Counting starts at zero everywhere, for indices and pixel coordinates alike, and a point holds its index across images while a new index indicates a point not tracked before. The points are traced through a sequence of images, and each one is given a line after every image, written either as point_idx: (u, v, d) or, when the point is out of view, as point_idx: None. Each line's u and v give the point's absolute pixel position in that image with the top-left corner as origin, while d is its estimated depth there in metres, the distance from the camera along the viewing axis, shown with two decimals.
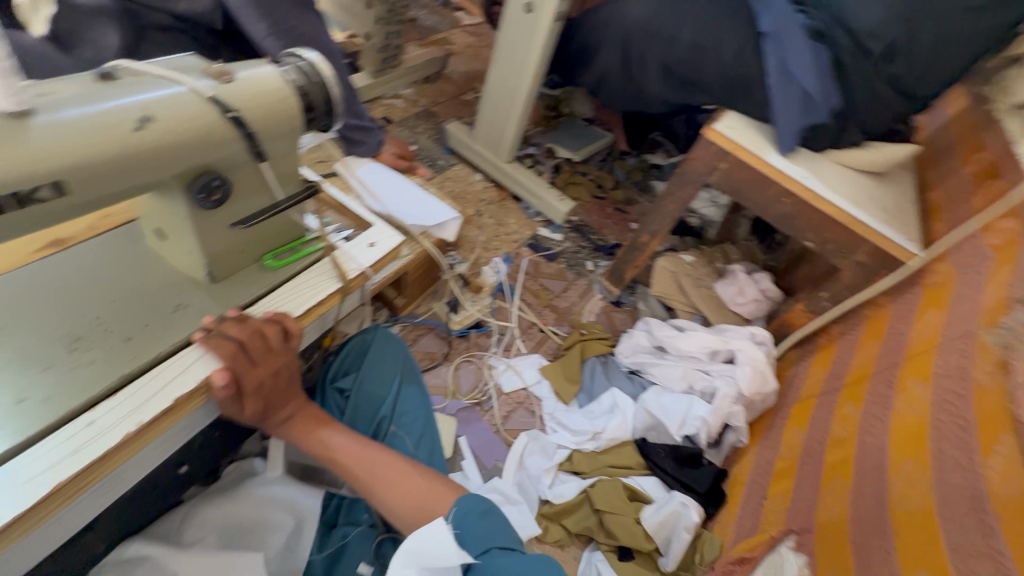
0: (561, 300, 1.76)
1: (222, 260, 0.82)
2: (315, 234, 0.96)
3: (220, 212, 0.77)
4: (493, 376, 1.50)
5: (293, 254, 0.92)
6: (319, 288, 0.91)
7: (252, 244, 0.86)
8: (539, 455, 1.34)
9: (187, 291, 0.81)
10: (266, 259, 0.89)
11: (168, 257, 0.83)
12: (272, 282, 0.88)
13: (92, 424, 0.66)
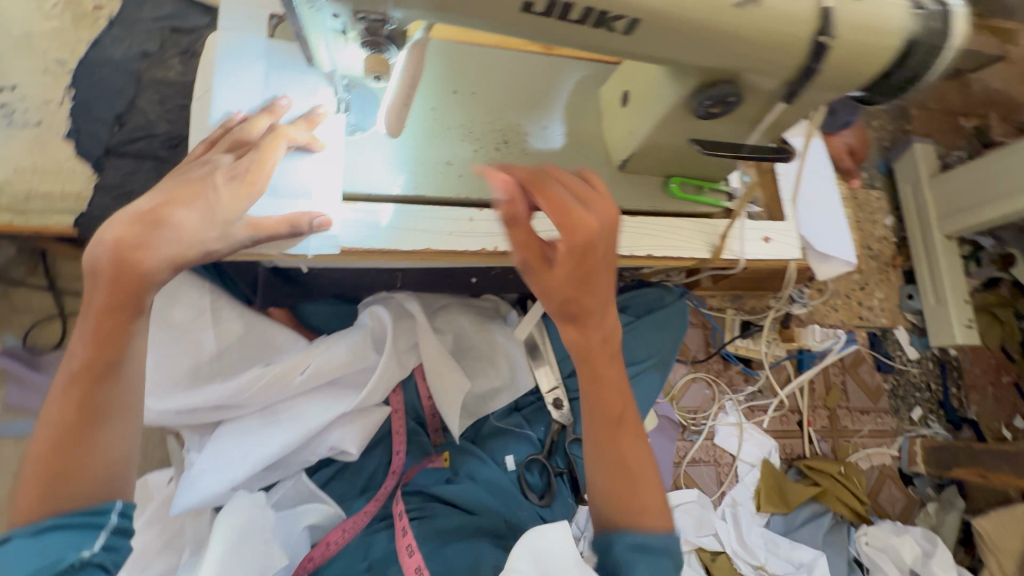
0: (847, 416, 1.39)
1: (645, 158, 0.75)
2: (728, 188, 0.82)
3: (694, 123, 0.66)
4: (718, 419, 1.28)
5: (695, 193, 0.81)
6: (690, 247, 0.80)
7: (678, 163, 0.76)
8: (692, 521, 1.17)
9: (596, 162, 0.78)
10: (672, 182, 0.79)
11: (606, 121, 0.78)
12: (657, 206, 0.79)
13: (471, 221, 0.71)
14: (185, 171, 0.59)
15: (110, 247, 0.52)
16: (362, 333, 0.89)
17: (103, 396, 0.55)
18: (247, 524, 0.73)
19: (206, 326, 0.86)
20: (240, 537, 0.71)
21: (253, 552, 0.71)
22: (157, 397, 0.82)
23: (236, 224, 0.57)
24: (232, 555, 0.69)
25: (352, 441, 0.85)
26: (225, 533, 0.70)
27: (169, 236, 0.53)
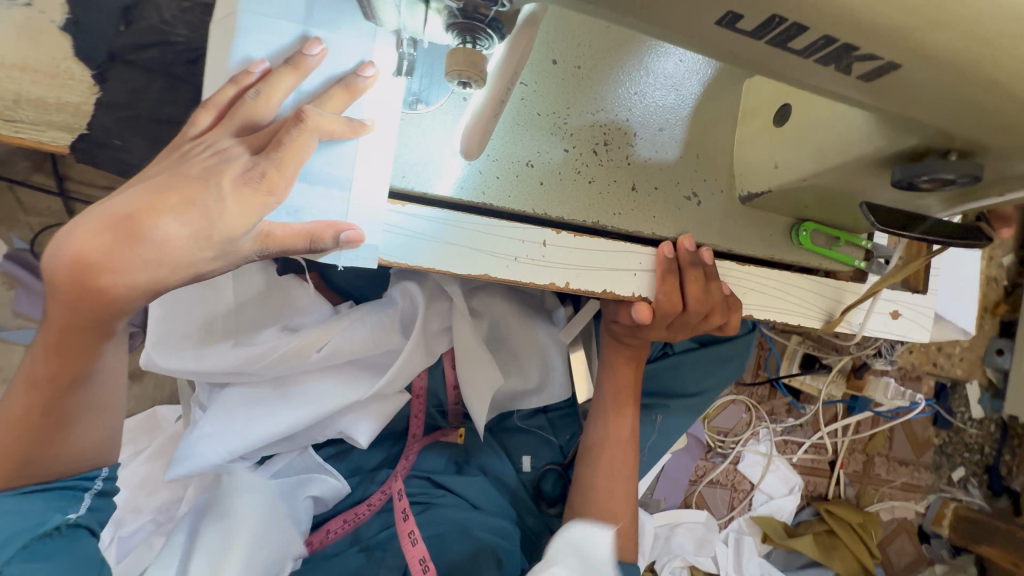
0: (884, 464, 1.28)
1: (779, 197, 0.60)
2: (869, 244, 0.65)
3: (868, 172, 0.50)
4: (745, 445, 1.19)
5: (825, 245, 0.65)
6: (799, 314, 0.64)
7: (818, 206, 0.60)
8: (692, 540, 1.14)
9: (711, 186, 0.62)
10: (802, 229, 0.63)
11: (741, 142, 0.62)
12: (775, 255, 0.64)
13: (543, 247, 0.57)
14: (183, 155, 0.46)
15: (68, 262, 0.41)
16: (391, 314, 0.78)
17: (74, 400, 0.52)
18: (273, 510, 0.72)
19: (223, 277, 0.75)
20: (273, 519, 0.71)
21: (278, 534, 0.71)
22: (163, 352, 0.72)
23: (242, 241, 0.45)
24: (263, 537, 0.68)
25: (362, 431, 0.77)
26: (257, 514, 0.70)
27: (148, 256, 0.42)
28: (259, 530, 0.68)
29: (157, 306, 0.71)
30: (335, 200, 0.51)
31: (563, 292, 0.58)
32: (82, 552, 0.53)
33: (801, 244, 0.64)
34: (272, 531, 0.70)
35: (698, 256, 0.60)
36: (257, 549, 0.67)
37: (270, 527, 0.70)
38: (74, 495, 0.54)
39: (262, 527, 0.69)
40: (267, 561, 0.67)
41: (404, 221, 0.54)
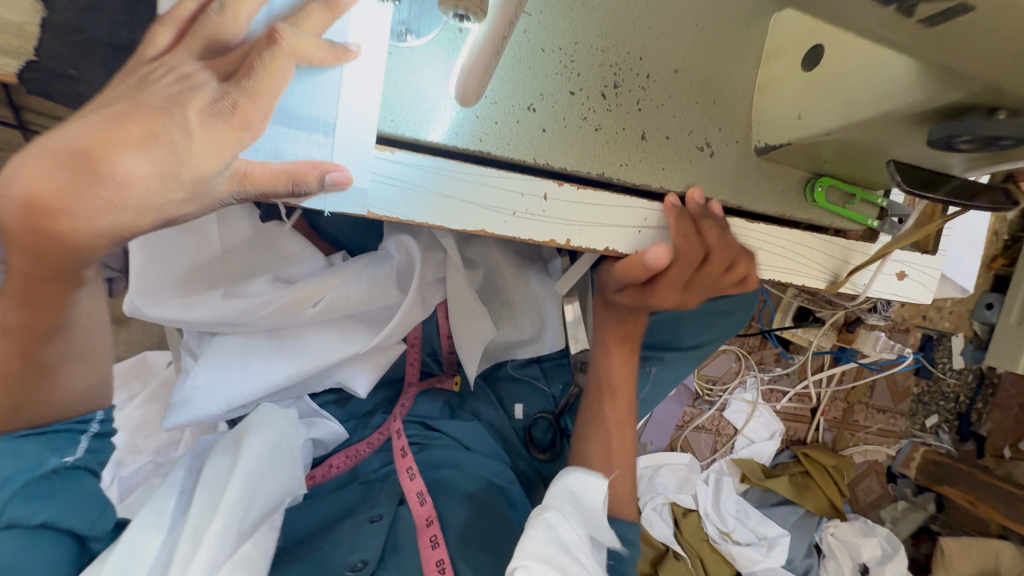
0: (863, 412, 1.33)
1: (800, 150, 0.57)
2: (888, 200, 0.63)
3: (901, 128, 0.47)
4: (733, 392, 1.22)
5: (843, 202, 0.62)
6: (808, 277, 0.63)
7: (842, 160, 0.58)
8: (675, 480, 1.20)
9: (728, 136, 0.59)
10: (819, 184, 0.62)
11: (764, 86, 0.58)
12: (786, 212, 0.61)
13: (545, 201, 0.54)
14: (141, 78, 0.40)
15: (19, 203, 0.36)
16: (388, 268, 0.75)
17: (54, 349, 0.49)
18: (278, 450, 0.63)
19: (209, 223, 0.69)
20: (269, 459, 0.62)
21: (277, 471, 0.62)
22: (148, 300, 0.67)
23: (216, 182, 0.41)
24: (253, 483, 0.58)
25: (361, 382, 0.77)
26: (254, 452, 0.60)
27: (109, 197, 0.37)
28: (248, 470, 0.58)
29: (139, 249, 0.64)
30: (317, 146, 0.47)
31: (565, 250, 0.56)
32: (81, 493, 0.52)
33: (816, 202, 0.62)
34: (260, 465, 0.61)
35: (709, 213, 0.57)
36: (252, 487, 0.58)
37: (264, 464, 0.60)
38: (69, 437, 0.52)
39: (253, 469, 0.59)
40: (263, 506, 0.59)
41: (393, 172, 0.50)
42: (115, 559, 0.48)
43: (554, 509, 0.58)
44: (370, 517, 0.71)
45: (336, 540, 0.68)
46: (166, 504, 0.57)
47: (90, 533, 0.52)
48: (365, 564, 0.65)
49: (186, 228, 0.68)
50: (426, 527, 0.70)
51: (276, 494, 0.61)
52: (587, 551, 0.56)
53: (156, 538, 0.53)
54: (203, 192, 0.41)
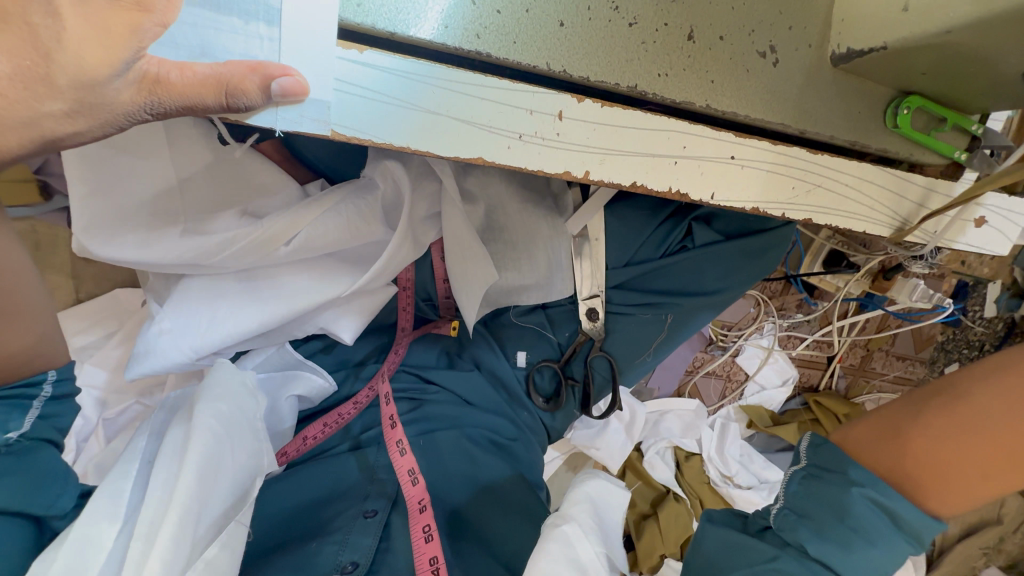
0: (881, 359, 1.23)
1: (879, 61, 0.49)
2: (983, 129, 0.55)
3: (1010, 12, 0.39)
4: (748, 338, 1.15)
5: (926, 132, 0.55)
6: (867, 220, 0.57)
7: (930, 76, 0.50)
8: (679, 424, 1.17)
9: (797, 40, 0.50)
10: (901, 109, 0.53)
11: None
12: (860, 140, 0.54)
13: (559, 121, 0.47)
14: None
15: None
16: (371, 201, 0.65)
17: None
18: (233, 429, 0.60)
19: (158, 147, 0.59)
20: (226, 441, 0.58)
21: (236, 451, 0.59)
22: (96, 238, 0.58)
23: (114, 84, 0.39)
24: (209, 473, 0.54)
25: (347, 327, 0.70)
26: (208, 431, 0.56)
27: None
28: (204, 455, 0.55)
29: (76, 158, 0.55)
30: (260, 45, 0.41)
31: (580, 183, 0.49)
32: (39, 466, 0.52)
33: (897, 127, 0.54)
34: (234, 445, 0.59)
35: (749, 140, 0.51)
36: (209, 480, 0.54)
37: (220, 448, 0.57)
38: (20, 404, 0.52)
39: (208, 456, 0.55)
40: (223, 495, 0.56)
41: (379, 83, 0.43)
42: (66, 556, 0.48)
43: (573, 522, 0.60)
44: (363, 510, 0.66)
45: (325, 537, 0.63)
46: (123, 488, 0.55)
47: (49, 514, 0.52)
48: (356, 566, 0.60)
49: (133, 151, 0.57)
50: (420, 514, 0.67)
51: (237, 478, 0.58)
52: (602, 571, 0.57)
53: (113, 526, 0.52)
54: (94, 98, 0.39)
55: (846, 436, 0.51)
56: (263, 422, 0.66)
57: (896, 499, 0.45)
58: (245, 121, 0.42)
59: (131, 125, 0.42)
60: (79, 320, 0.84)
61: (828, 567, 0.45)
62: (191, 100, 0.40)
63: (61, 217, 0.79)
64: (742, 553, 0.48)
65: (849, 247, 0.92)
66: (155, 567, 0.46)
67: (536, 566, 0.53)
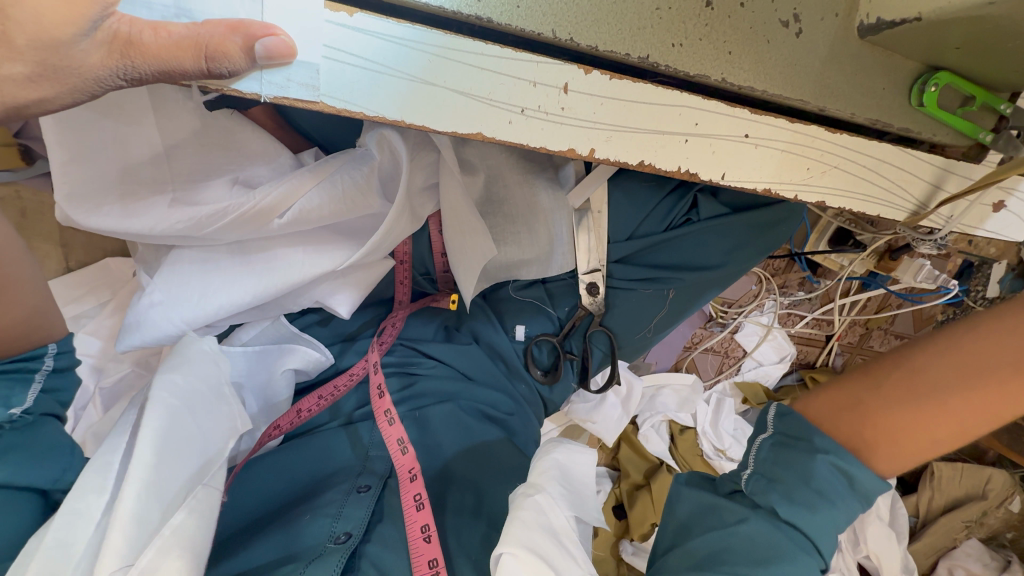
0: (880, 338, 1.22)
1: (911, 35, 0.46)
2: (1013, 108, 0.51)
3: None
4: (747, 316, 1.14)
5: (949, 111, 0.51)
6: (883, 202, 0.55)
7: (966, 49, 0.46)
8: (676, 399, 1.18)
9: (824, 9, 0.47)
10: (927, 86, 0.50)
11: None
12: (881, 119, 0.51)
13: (564, 95, 0.44)
14: None
15: None
16: (368, 171, 0.62)
17: None
18: (194, 401, 0.59)
19: (143, 111, 0.55)
20: (186, 411, 0.58)
21: (199, 421, 0.59)
22: (80, 208, 0.56)
23: (82, 45, 0.37)
24: (170, 444, 0.55)
25: (343, 302, 0.69)
26: (165, 404, 0.56)
27: None
28: (164, 425, 0.55)
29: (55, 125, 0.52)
30: (240, 3, 0.38)
31: (585, 162, 0.47)
32: (44, 439, 0.53)
33: (922, 105, 0.51)
34: (200, 410, 0.59)
35: (766, 117, 0.48)
36: (173, 449, 0.55)
37: (179, 421, 0.56)
38: (22, 377, 0.54)
39: (169, 426, 0.55)
40: (188, 462, 0.56)
41: (372, 50, 0.40)
42: (57, 529, 0.48)
43: (545, 492, 0.60)
44: (356, 486, 0.67)
45: (317, 510, 0.63)
46: (112, 459, 0.54)
47: (55, 486, 0.53)
48: (349, 536, 0.61)
49: (118, 115, 0.54)
50: (411, 483, 0.68)
51: (199, 448, 0.58)
52: (573, 536, 0.57)
53: (100, 498, 0.52)
54: (60, 60, 0.37)
55: (809, 409, 0.53)
56: (230, 388, 0.65)
57: (859, 466, 0.47)
58: (229, 87, 0.40)
59: (103, 91, 0.40)
60: (73, 289, 0.83)
61: (797, 528, 0.46)
62: (169, 64, 0.37)
63: (46, 181, 0.76)
64: (711, 514, 0.48)
65: (857, 224, 0.89)
66: (121, 534, 0.47)
67: (511, 533, 0.52)
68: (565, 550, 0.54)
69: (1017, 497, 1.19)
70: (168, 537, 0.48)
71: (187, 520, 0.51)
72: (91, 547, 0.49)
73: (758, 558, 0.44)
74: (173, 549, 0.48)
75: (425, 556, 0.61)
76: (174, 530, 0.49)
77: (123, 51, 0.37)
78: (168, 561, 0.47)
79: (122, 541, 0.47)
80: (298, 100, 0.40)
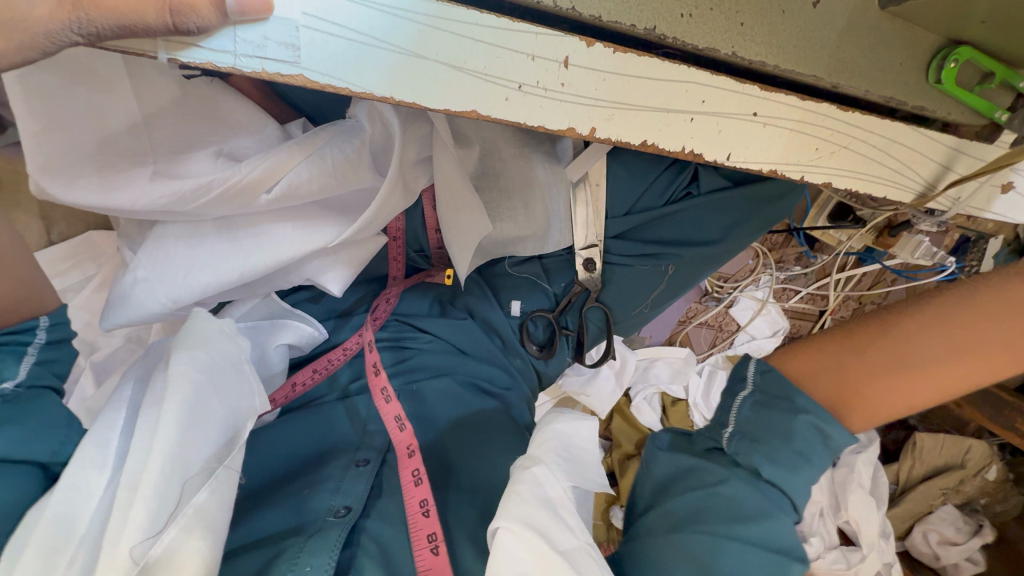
0: (872, 312, 1.23)
1: (934, 7, 0.43)
2: None
3: None
4: (742, 289, 1.15)
5: (969, 89, 0.49)
6: (892, 185, 0.54)
7: (996, 24, 0.43)
8: (669, 371, 1.19)
9: None
10: (950, 63, 0.47)
11: None
12: (895, 97, 0.49)
13: (564, 69, 0.41)
14: None
15: None
16: (359, 144, 0.60)
17: None
18: (217, 377, 0.56)
19: (118, 79, 0.52)
20: (209, 388, 0.55)
21: (222, 396, 0.56)
22: (58, 180, 0.53)
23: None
24: (193, 419, 0.52)
25: (334, 280, 0.67)
26: (185, 380, 0.53)
27: None
28: (187, 403, 0.52)
29: (21, 82, 0.47)
30: None
31: (585, 142, 0.45)
32: (37, 411, 0.51)
33: (939, 81, 0.49)
34: (223, 385, 0.56)
35: (777, 95, 0.46)
36: (195, 425, 0.52)
37: (204, 397, 0.54)
38: (14, 350, 0.52)
39: (190, 405, 0.52)
40: (210, 439, 0.53)
41: (358, 19, 0.37)
42: (57, 504, 0.47)
43: (541, 464, 0.58)
44: (356, 460, 0.67)
45: (318, 484, 0.63)
46: (109, 437, 0.53)
47: (54, 460, 0.52)
48: (349, 510, 0.60)
49: (92, 81, 0.51)
50: (408, 459, 0.68)
51: (224, 424, 0.55)
52: (570, 505, 0.55)
53: (101, 474, 0.51)
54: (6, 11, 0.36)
55: None
56: (251, 364, 0.61)
57: (831, 424, 0.66)
58: (194, 57, 0.37)
59: (57, 49, 0.38)
60: (58, 262, 0.81)
61: None
62: (129, 21, 0.35)
63: (19, 150, 0.72)
64: None
65: (857, 200, 0.84)
66: (139, 515, 0.45)
67: (507, 508, 0.51)
68: (563, 522, 0.53)
69: (992, 465, 1.22)
70: (192, 515, 0.45)
71: (210, 499, 0.47)
72: (95, 523, 0.48)
73: None
74: (196, 528, 0.45)
75: (424, 531, 0.60)
76: (197, 509, 0.45)
77: (75, 3, 0.35)
78: (191, 540, 0.44)
79: (145, 517, 0.45)
80: (278, 65, 0.37)
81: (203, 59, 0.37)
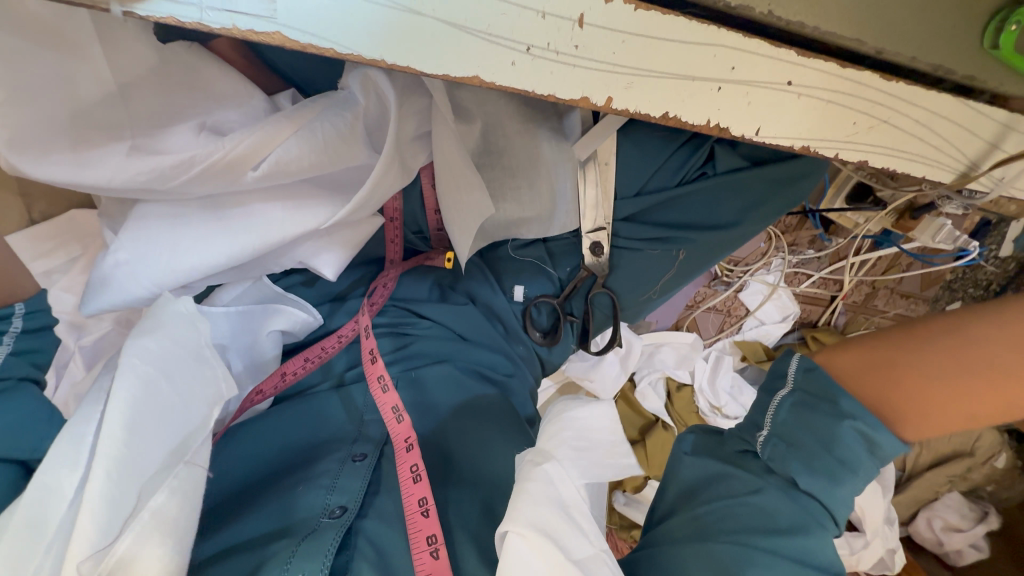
0: (885, 297, 1.19)
1: None
2: None
3: None
4: (754, 274, 1.11)
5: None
6: (930, 164, 0.50)
7: None
8: (675, 356, 1.18)
9: None
10: (1011, 25, 0.41)
11: None
12: (944, 65, 0.44)
13: (579, 30, 0.37)
14: None
15: None
16: (352, 117, 0.56)
17: None
18: (170, 366, 0.53)
19: (89, 42, 0.47)
20: (162, 379, 0.52)
21: (178, 385, 0.53)
22: (26, 154, 0.48)
23: None
24: (144, 414, 0.49)
25: (328, 263, 0.64)
26: (133, 375, 0.50)
27: None
28: (134, 399, 0.49)
29: None
30: None
31: (601, 113, 0.41)
32: (15, 406, 0.49)
33: (995, 46, 0.43)
34: (179, 373, 0.54)
35: (815, 61, 0.42)
36: (147, 422, 0.49)
37: (155, 390, 0.51)
38: None
39: (138, 400, 0.49)
40: (168, 432, 0.51)
41: None
42: (29, 507, 0.45)
43: (554, 461, 0.56)
44: (352, 454, 0.64)
45: (312, 480, 0.60)
46: (85, 431, 0.49)
47: (33, 456, 0.50)
48: (344, 510, 0.58)
49: (60, 45, 0.46)
50: (407, 453, 0.65)
51: (183, 416, 0.53)
52: (584, 506, 0.53)
53: (74, 473, 0.47)
54: None
55: (832, 362, 0.53)
56: (213, 345, 0.59)
57: (880, 430, 0.47)
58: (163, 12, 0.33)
59: None
60: (40, 242, 0.77)
61: (809, 494, 0.48)
62: None
63: None
64: (723, 480, 0.50)
65: (876, 179, 0.78)
66: (86, 526, 0.43)
67: (516, 509, 0.48)
68: (574, 523, 0.50)
69: (1003, 453, 1.18)
70: (148, 521, 0.44)
71: (168, 501, 0.46)
72: (68, 523, 0.46)
73: (767, 528, 0.46)
74: (154, 534, 0.44)
75: (424, 532, 0.58)
76: (154, 514, 0.45)
77: None
78: (149, 547, 0.44)
79: (92, 527, 0.43)
80: (252, 21, 0.34)
81: (165, 13, 0.33)
